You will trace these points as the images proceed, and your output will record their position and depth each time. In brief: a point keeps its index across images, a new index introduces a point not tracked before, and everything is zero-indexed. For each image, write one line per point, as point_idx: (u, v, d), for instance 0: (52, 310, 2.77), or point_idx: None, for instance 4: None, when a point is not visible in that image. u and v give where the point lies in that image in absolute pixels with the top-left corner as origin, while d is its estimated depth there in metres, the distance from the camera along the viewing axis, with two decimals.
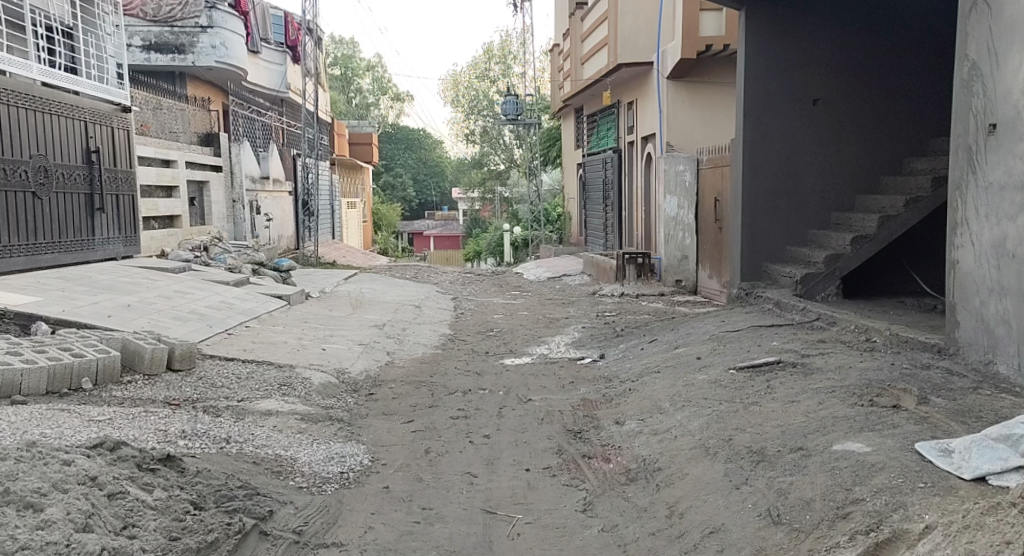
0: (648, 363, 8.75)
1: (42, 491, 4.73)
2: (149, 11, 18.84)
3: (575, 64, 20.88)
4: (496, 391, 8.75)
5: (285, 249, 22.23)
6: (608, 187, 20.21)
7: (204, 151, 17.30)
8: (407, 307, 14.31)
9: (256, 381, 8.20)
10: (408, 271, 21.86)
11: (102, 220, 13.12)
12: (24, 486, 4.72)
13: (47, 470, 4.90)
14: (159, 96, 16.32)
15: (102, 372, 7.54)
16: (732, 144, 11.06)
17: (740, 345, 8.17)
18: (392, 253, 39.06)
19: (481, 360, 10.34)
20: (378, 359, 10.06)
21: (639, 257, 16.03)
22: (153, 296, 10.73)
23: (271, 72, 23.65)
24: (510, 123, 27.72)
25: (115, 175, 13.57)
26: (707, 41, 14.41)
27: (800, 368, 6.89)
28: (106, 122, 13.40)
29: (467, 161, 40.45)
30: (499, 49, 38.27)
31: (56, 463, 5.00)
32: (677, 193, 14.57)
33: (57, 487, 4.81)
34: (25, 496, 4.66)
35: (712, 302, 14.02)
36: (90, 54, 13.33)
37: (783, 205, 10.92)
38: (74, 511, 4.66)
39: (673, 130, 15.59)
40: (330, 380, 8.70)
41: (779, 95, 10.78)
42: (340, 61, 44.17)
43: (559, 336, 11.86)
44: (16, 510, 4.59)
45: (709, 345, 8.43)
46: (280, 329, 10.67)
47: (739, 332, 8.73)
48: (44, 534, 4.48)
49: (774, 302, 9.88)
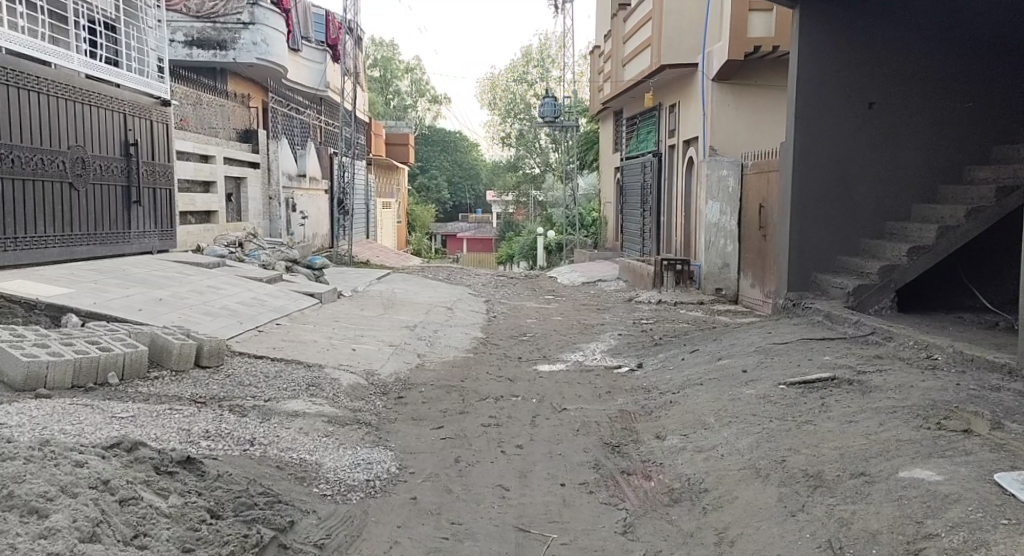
0: (689, 375, 8.40)
1: (48, 495, 4.51)
2: (192, 7, 18.69)
3: (616, 65, 20.53)
4: (530, 398, 8.43)
5: (319, 247, 22.08)
6: (646, 192, 19.83)
7: (242, 146, 17.16)
8: (440, 309, 14.03)
9: (284, 381, 7.94)
10: (441, 273, 21.64)
11: (139, 213, 12.97)
12: (30, 489, 4.51)
13: (56, 472, 4.68)
14: (200, 91, 16.19)
15: (128, 367, 7.30)
16: (781, 148, 10.80)
17: (790, 360, 7.81)
18: (425, 254, 38.98)
19: (515, 366, 10.02)
20: (409, 361, 9.77)
21: (678, 264, 15.66)
22: (184, 290, 10.55)
23: (311, 70, 23.52)
24: (548, 125, 27.40)
25: (153, 168, 13.42)
26: (756, 41, 14.10)
27: (858, 387, 6.51)
28: (145, 116, 13.25)
29: (502, 164, 40.15)
30: (538, 52, 37.89)
31: (67, 465, 4.78)
32: (720, 199, 14.24)
33: (65, 491, 4.59)
34: (30, 501, 4.45)
35: (754, 311, 13.64)
36: (132, 47, 13.21)
37: (834, 212, 10.63)
38: (81, 519, 4.43)
39: (717, 133, 15.25)
40: (359, 381, 8.44)
41: (832, 98, 10.52)
42: (381, 63, 44.31)
43: (595, 343, 11.52)
44: (19, 516, 4.38)
45: (755, 358, 8.06)
46: (311, 327, 10.44)
47: (789, 347, 8.36)
48: (47, 543, 4.26)
49: (824, 314, 9.57)
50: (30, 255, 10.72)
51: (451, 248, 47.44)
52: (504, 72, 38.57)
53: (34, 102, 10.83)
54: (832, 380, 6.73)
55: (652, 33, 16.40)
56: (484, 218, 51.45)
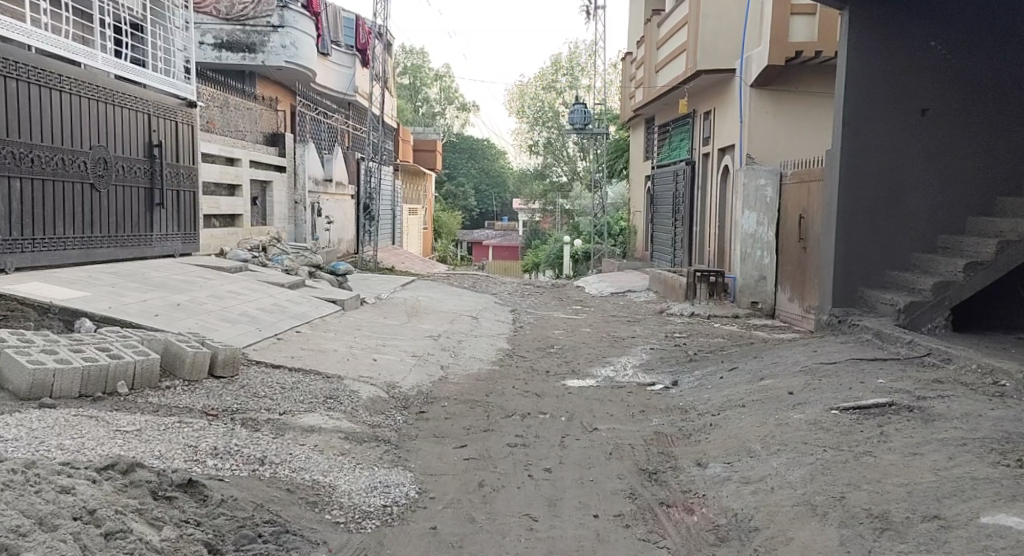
0: (731, 398, 7.91)
1: (21, 529, 4.13)
2: (222, 9, 18.37)
3: (649, 72, 20.05)
4: (559, 416, 7.98)
5: (343, 252, 21.74)
6: (678, 201, 19.34)
7: (268, 150, 16.82)
8: (465, 318, 13.60)
9: (302, 392, 7.50)
10: (466, 280, 21.23)
11: (161, 215, 12.61)
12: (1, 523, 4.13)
13: (36, 500, 4.32)
14: (228, 93, 15.84)
15: (140, 376, 6.81)
16: (829, 157, 10.72)
17: (842, 387, 7.32)
18: (450, 260, 38.60)
19: (543, 381, 9.57)
20: (432, 373, 9.33)
21: (712, 275, 15.10)
22: (204, 295, 10.17)
23: (340, 75, 23.20)
24: (578, 133, 26.92)
25: (176, 169, 13.07)
26: (797, 47, 13.60)
27: (925, 422, 6.04)
28: (170, 116, 12.90)
29: (529, 172, 39.67)
30: (567, 60, 37.30)
31: (50, 492, 4.42)
32: (757, 208, 13.73)
33: (43, 523, 4.23)
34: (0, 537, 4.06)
35: (792, 327, 13.14)
36: (159, 47, 12.87)
37: (883, 224, 10.51)
38: None
39: (755, 140, 14.77)
40: (380, 395, 8.02)
41: (883, 104, 10.42)
42: (410, 70, 44.05)
43: (626, 357, 11.04)
44: None
45: (805, 385, 7.57)
46: (332, 336, 10.03)
47: (839, 374, 7.86)
48: None
49: (874, 331, 9.43)
50: (48, 256, 10.31)
51: (476, 255, 47.03)
52: (533, 80, 38.10)
53: (55, 99, 10.43)
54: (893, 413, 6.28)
55: (688, 38, 15.94)
56: (509, 226, 50.95)
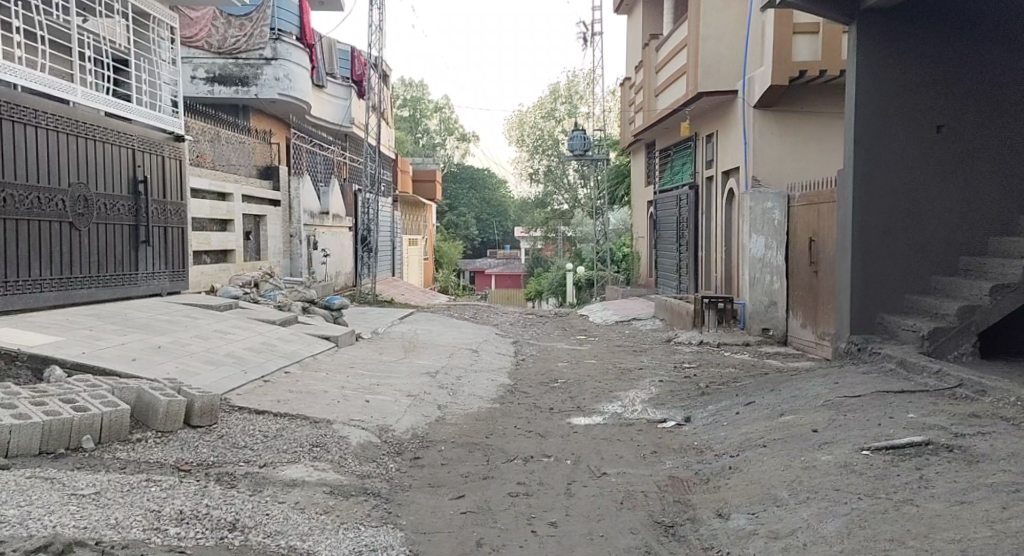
0: (750, 438, 7.37)
1: None
2: (214, 43, 17.80)
3: (648, 96, 19.59)
4: (565, 459, 7.43)
5: (342, 286, 21.21)
6: (682, 226, 18.84)
7: (262, 183, 16.32)
8: (464, 352, 13.03)
9: (288, 441, 6.94)
10: (467, 311, 20.69)
11: (147, 253, 11.90)
12: None
13: None
14: (220, 127, 15.25)
15: (107, 428, 6.23)
16: (841, 177, 10.24)
17: (871, 429, 6.83)
18: (451, 290, 38.10)
19: (546, 419, 9.00)
20: (428, 414, 8.75)
21: (721, 302, 14.47)
22: (188, 336, 9.63)
23: (335, 106, 22.62)
24: (578, 159, 26.41)
25: (164, 206, 12.36)
26: (800, 66, 13.15)
27: (969, 466, 5.57)
28: (157, 151, 12.23)
29: (530, 200, 39.19)
30: (565, 89, 36.86)
31: None
32: (765, 233, 13.27)
33: None
34: None
35: (806, 354, 12.59)
36: (143, 80, 12.15)
37: (901, 247, 10.00)
38: None
39: (760, 163, 14.28)
40: (372, 440, 7.47)
41: (896, 121, 9.95)
42: (410, 102, 43.84)
43: (633, 391, 10.46)
44: None
45: (834, 430, 7.03)
46: (323, 376, 9.48)
47: (866, 414, 7.34)
48: None
49: (897, 361, 9.02)
50: (24, 299, 9.76)
51: (478, 285, 46.47)
52: (532, 108, 37.68)
53: (30, 135, 9.89)
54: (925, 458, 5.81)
55: (689, 61, 15.50)
56: (511, 254, 50.39)
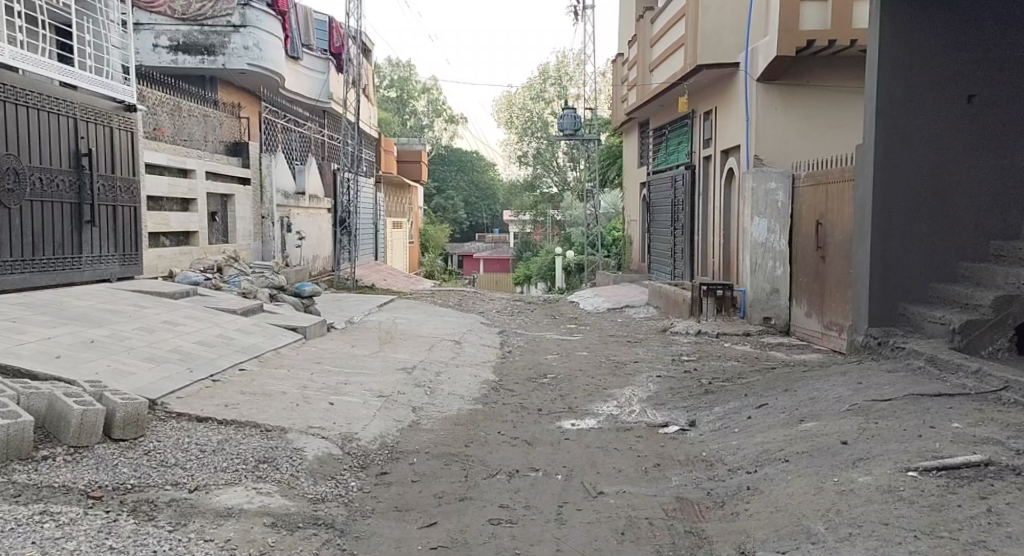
0: (768, 450, 6.38)
1: None
2: (177, 8, 16.66)
3: (642, 73, 18.54)
4: (555, 476, 6.44)
5: (319, 270, 20.15)
6: (677, 209, 17.83)
7: (230, 161, 15.21)
8: (445, 343, 11.99)
9: (229, 455, 5.91)
10: (452, 298, 19.65)
11: (92, 234, 10.80)
12: None
13: None
14: (181, 98, 14.07)
15: (2, 445, 5.17)
16: (861, 153, 9.25)
17: (911, 443, 5.85)
18: (437, 275, 37.03)
19: (534, 424, 7.99)
20: (400, 418, 7.72)
21: (720, 289, 13.47)
22: (131, 329, 8.58)
23: (312, 80, 21.42)
24: (568, 139, 25.25)
25: (113, 182, 11.25)
26: (808, 36, 12.13)
27: None
28: (105, 122, 11.10)
29: (519, 183, 38.11)
30: (555, 70, 35.63)
31: None
32: (768, 215, 12.23)
33: None
34: None
35: (811, 345, 11.63)
36: (86, 41, 10.99)
37: (926, 231, 9.02)
38: None
39: (764, 140, 13.23)
40: (331, 453, 6.47)
41: (923, 91, 8.96)
42: (397, 83, 42.71)
43: (629, 389, 9.46)
44: None
45: (867, 441, 6.07)
46: (282, 374, 8.44)
47: (901, 422, 6.36)
48: None
49: (927, 357, 8.05)
50: None
51: (467, 269, 45.40)
52: (521, 89, 36.53)
53: None
54: (982, 493, 4.90)
55: (686, 31, 14.44)
56: (500, 239, 49.34)
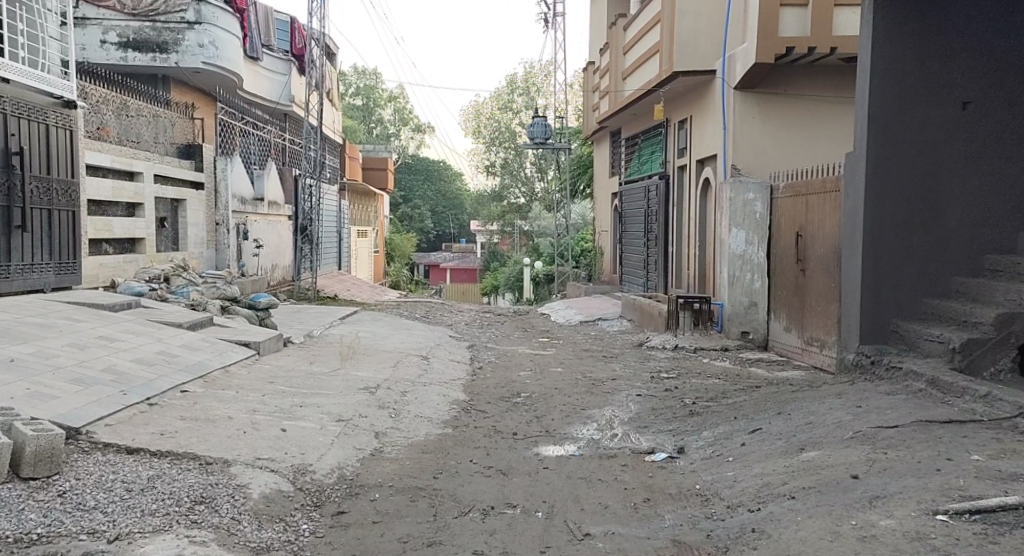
0: (769, 483, 5.73)
1: None
2: (127, 3, 15.83)
3: (614, 79, 17.97)
4: (534, 514, 5.75)
5: (278, 280, 19.30)
6: (651, 219, 17.22)
7: (182, 164, 14.41)
8: (411, 359, 11.25)
9: (160, 494, 5.20)
10: (418, 309, 18.89)
11: (22, 240, 10.02)
12: None
13: None
14: (129, 97, 13.23)
15: None
16: (849, 162, 8.65)
17: (933, 479, 5.21)
18: (404, 285, 36.25)
19: (508, 450, 7.28)
20: (361, 446, 6.98)
21: (696, 302, 12.68)
22: (61, 346, 7.79)
23: (272, 83, 20.61)
24: (538, 148, 24.56)
25: (48, 185, 10.44)
26: (788, 42, 11.38)
27: None
28: (38, 119, 10.31)
29: (486, 193, 37.39)
30: (523, 80, 35.00)
31: None
32: (746, 226, 11.56)
33: None
34: None
35: (791, 361, 10.98)
36: (19, 31, 10.13)
37: (919, 245, 8.42)
38: None
39: (742, 150, 12.39)
40: (280, 489, 5.73)
41: (915, 97, 8.37)
42: (363, 91, 41.96)
43: (609, 410, 8.77)
44: None
45: (881, 475, 5.43)
46: (229, 396, 7.66)
47: (916, 453, 5.72)
48: None
49: (928, 380, 7.40)
50: None
51: (434, 279, 44.62)
52: (489, 98, 35.90)
53: None
54: None
55: (662, 36, 13.76)
56: (468, 249, 48.63)
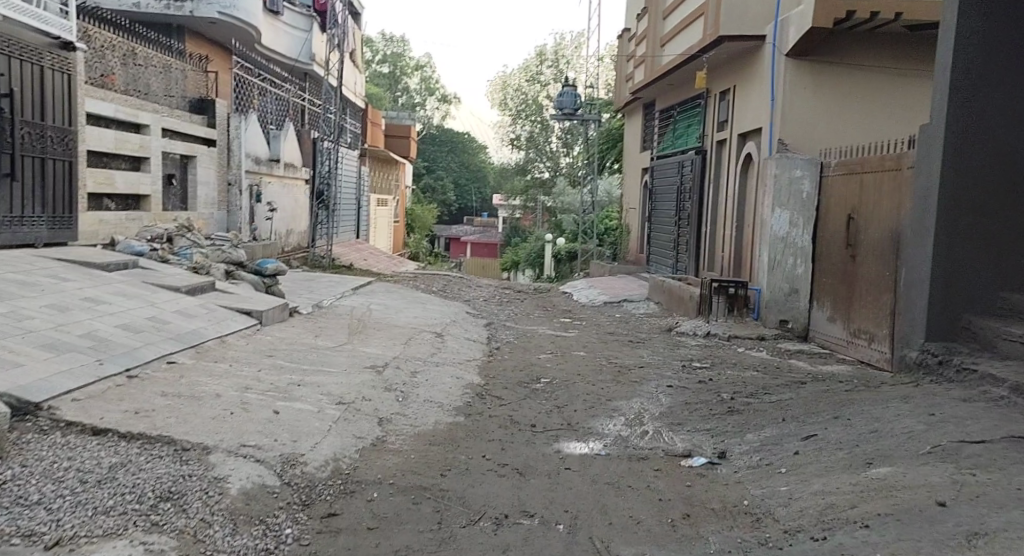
0: (835, 504, 4.90)
1: None
2: None
3: (651, 46, 17.04)
4: (556, 527, 4.97)
5: (292, 246, 18.53)
6: (684, 196, 16.33)
7: (194, 119, 13.61)
8: (424, 336, 10.46)
9: (119, 487, 4.63)
10: (435, 282, 18.07)
11: (11, 190, 9.26)
12: None
13: None
14: (137, 43, 12.40)
15: None
16: (922, 135, 7.72)
17: None
18: (422, 257, 35.46)
19: (526, 445, 6.47)
20: (361, 434, 6.18)
21: (732, 286, 11.72)
22: (38, 306, 7.03)
23: (292, 39, 19.77)
24: (566, 119, 23.58)
25: (42, 131, 9.66)
26: (849, 5, 10.39)
27: None
28: (31, 60, 9.50)
29: (511, 167, 36.50)
30: (553, 52, 34.04)
31: None
32: (789, 205, 10.58)
33: None
34: None
35: (836, 354, 10.07)
36: None
37: (997, 231, 7.52)
38: None
39: (790, 122, 11.44)
40: (265, 485, 4.98)
41: (1004, 65, 7.44)
42: (390, 59, 41.20)
43: (639, 403, 7.92)
44: None
45: (973, 504, 4.59)
46: (220, 371, 6.88)
47: (1012, 477, 4.87)
48: None
49: (1012, 386, 6.50)
50: None
51: (454, 253, 43.83)
52: (517, 70, 34.98)
53: None
54: None
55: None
56: (489, 224, 47.78)
